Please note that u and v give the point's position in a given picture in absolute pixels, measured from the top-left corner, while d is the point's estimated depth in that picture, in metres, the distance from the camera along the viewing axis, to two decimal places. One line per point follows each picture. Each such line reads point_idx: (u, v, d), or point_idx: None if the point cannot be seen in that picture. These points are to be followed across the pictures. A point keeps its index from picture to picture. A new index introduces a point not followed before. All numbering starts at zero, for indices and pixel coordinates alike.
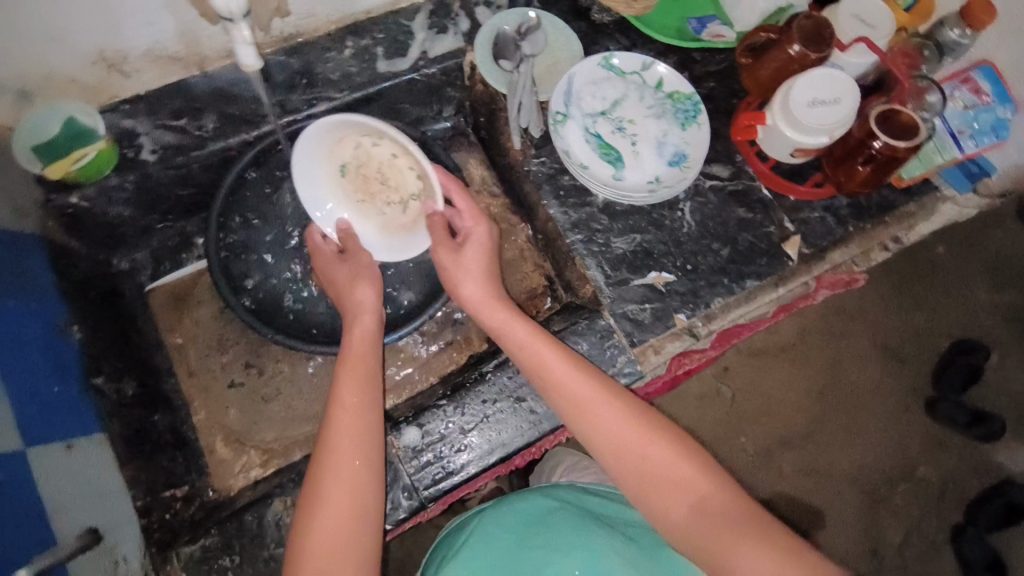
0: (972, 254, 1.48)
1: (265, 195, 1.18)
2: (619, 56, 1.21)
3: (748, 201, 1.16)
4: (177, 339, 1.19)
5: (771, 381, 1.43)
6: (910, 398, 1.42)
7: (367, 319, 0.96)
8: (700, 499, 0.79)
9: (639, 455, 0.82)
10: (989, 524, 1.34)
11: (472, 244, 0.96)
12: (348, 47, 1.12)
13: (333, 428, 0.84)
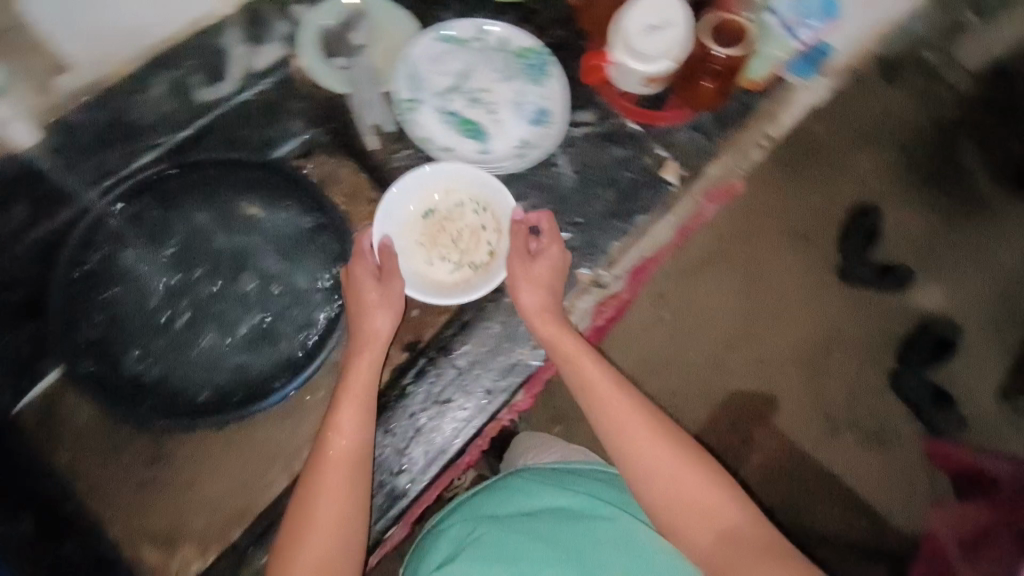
0: (847, 123, 1.38)
1: (100, 266, 0.90)
2: (451, 23, 0.95)
3: (618, 139, 0.99)
4: (66, 454, 0.89)
5: (709, 292, 1.28)
6: (823, 273, 1.31)
7: (386, 322, 0.80)
8: (730, 523, 0.63)
9: (663, 470, 0.66)
10: (923, 360, 1.27)
11: (541, 258, 0.84)
12: (157, 84, 0.90)
13: (327, 468, 0.69)
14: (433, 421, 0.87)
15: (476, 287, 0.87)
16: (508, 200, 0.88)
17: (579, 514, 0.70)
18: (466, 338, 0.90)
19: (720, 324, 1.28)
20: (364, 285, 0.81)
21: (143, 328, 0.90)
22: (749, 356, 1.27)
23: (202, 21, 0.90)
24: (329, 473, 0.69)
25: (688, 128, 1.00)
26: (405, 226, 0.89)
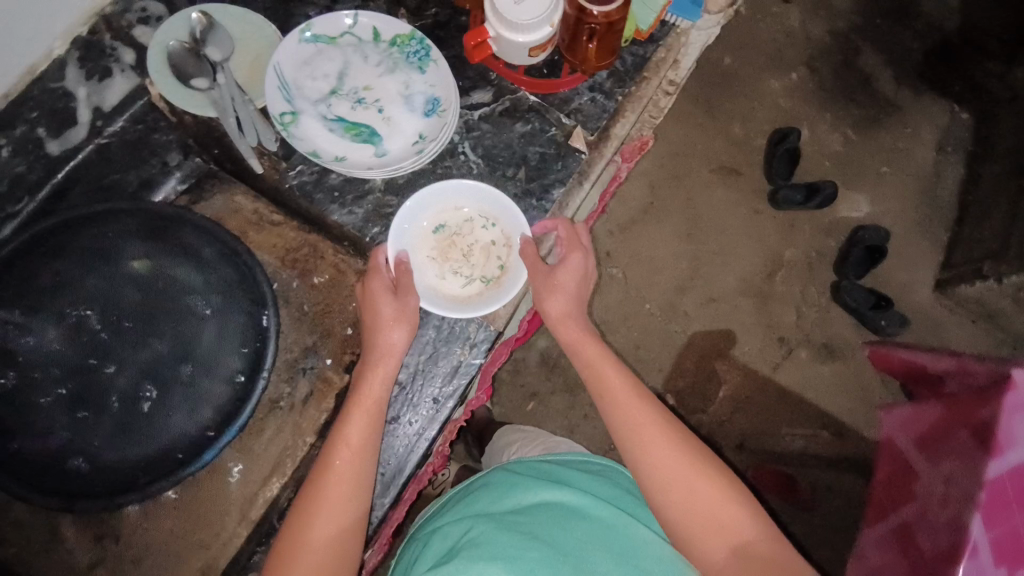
0: (750, 50, 1.40)
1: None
2: (317, 20, 0.88)
3: (519, 114, 0.96)
4: (8, 551, 0.83)
5: (649, 242, 1.31)
6: (751, 203, 1.33)
7: (400, 337, 0.79)
8: (746, 539, 0.63)
9: (685, 486, 0.66)
10: (858, 272, 1.30)
11: (562, 266, 0.83)
12: (0, 144, 0.81)
13: (334, 468, 0.71)
14: (386, 438, 0.84)
15: (484, 302, 0.85)
16: (516, 215, 0.87)
17: (572, 505, 0.70)
18: None
19: (662, 272, 1.30)
20: (382, 299, 0.80)
21: (50, 415, 0.80)
22: (699, 297, 1.29)
23: (39, 65, 0.82)
24: (335, 471, 0.71)
25: (586, 91, 0.98)
26: (419, 243, 0.88)
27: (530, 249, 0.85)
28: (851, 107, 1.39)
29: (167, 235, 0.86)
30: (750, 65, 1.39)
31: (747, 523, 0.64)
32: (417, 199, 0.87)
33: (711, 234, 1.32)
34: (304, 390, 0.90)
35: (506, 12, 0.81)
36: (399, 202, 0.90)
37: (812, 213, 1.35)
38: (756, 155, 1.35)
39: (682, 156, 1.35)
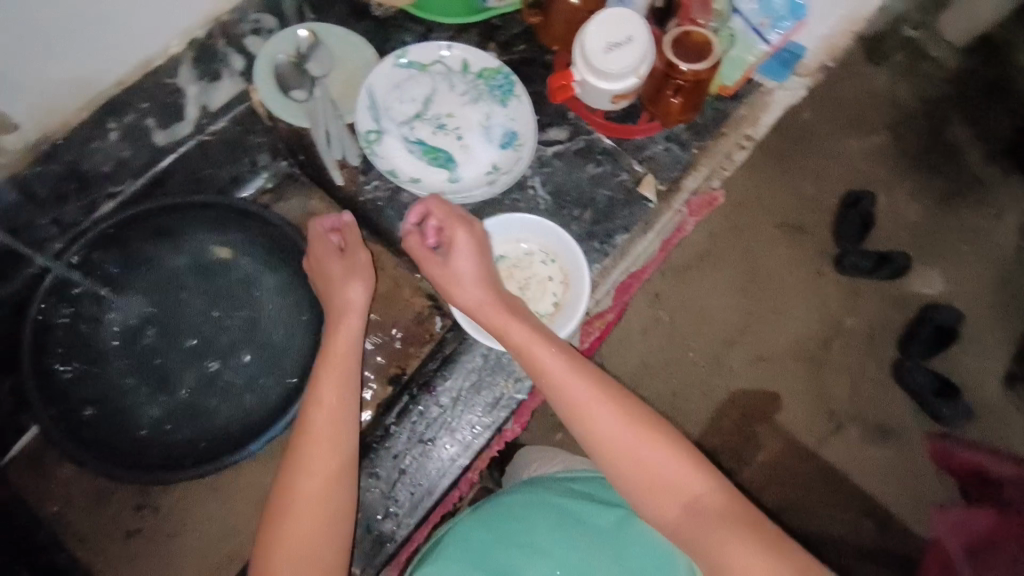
0: (837, 107, 1.35)
1: (72, 325, 0.86)
2: (412, 47, 0.93)
3: (592, 154, 0.97)
4: (52, 506, 0.88)
5: (703, 293, 1.27)
6: (816, 262, 1.29)
7: (359, 293, 0.80)
8: (698, 496, 0.61)
9: (630, 458, 0.63)
10: (924, 352, 1.23)
11: (458, 247, 0.81)
12: (112, 130, 0.88)
13: (311, 423, 0.70)
14: (418, 460, 0.85)
15: None
16: (578, 255, 0.90)
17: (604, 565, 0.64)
18: (447, 374, 0.88)
19: (712, 323, 1.26)
20: (348, 266, 0.82)
21: (118, 386, 0.86)
22: (747, 354, 1.24)
23: (155, 59, 0.87)
24: (316, 426, 0.70)
25: (663, 138, 0.97)
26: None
27: (412, 239, 0.83)
28: (936, 178, 1.32)
29: (246, 229, 0.91)
30: (833, 122, 1.34)
31: (694, 478, 0.62)
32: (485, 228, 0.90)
33: (768, 289, 1.28)
34: None
35: (599, 64, 0.83)
36: None
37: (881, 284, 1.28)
38: (826, 216, 1.31)
39: (747, 211, 1.31)
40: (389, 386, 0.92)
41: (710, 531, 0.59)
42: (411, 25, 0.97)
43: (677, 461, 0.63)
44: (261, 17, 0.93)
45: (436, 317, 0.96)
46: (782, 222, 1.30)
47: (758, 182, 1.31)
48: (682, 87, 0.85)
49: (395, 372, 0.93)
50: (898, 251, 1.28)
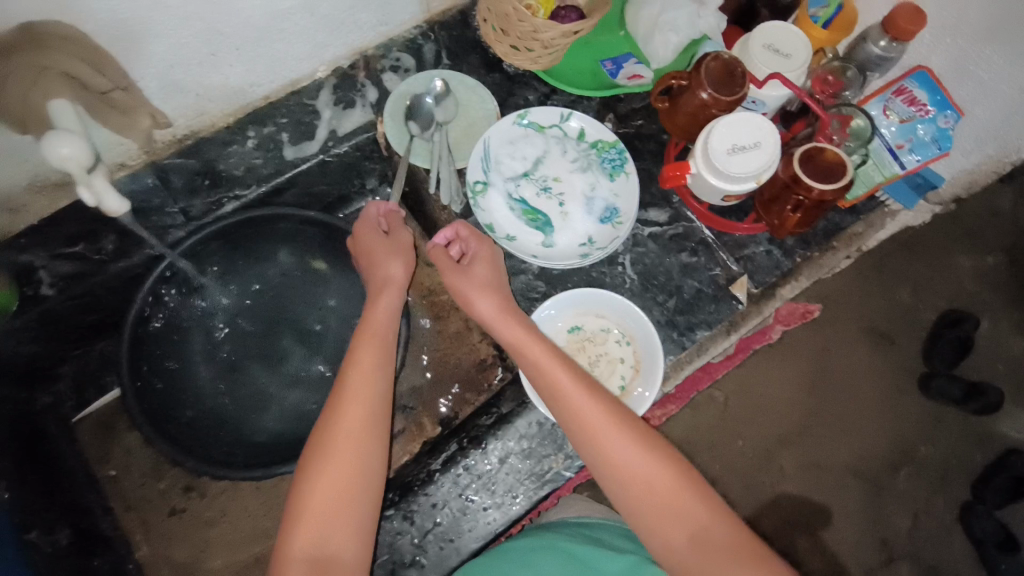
0: (957, 225, 1.20)
1: (175, 308, 0.92)
2: (535, 110, 0.96)
3: (687, 244, 0.96)
4: (110, 471, 0.95)
5: (762, 377, 1.17)
6: (899, 378, 1.17)
7: (398, 273, 0.81)
8: (706, 529, 0.61)
9: (638, 480, 0.64)
10: (999, 499, 1.10)
11: (477, 260, 0.82)
12: (251, 137, 0.96)
13: (348, 391, 0.70)
14: (454, 513, 0.84)
15: None
16: (655, 343, 0.88)
17: None
18: (499, 435, 0.87)
19: (769, 416, 1.15)
20: (379, 247, 0.82)
21: (205, 376, 0.94)
22: (802, 458, 1.14)
23: (301, 81, 0.98)
24: (351, 393, 0.69)
25: (766, 240, 0.95)
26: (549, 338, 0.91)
27: (437, 251, 0.84)
28: None
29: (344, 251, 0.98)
30: (951, 239, 1.20)
31: (701, 509, 0.63)
32: (566, 295, 0.91)
33: (841, 395, 1.16)
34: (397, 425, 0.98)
35: (720, 166, 0.81)
36: (545, 290, 0.93)
37: (966, 418, 1.16)
38: (920, 332, 1.18)
39: (838, 309, 1.18)
40: (438, 426, 1.00)
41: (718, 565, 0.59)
42: (535, 86, 1.02)
43: (685, 491, 0.63)
44: (400, 56, 1.03)
45: (497, 368, 1.01)
46: (869, 326, 1.18)
47: (855, 283, 1.19)
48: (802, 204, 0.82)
49: (446, 414, 1.00)
50: (992, 386, 1.15)
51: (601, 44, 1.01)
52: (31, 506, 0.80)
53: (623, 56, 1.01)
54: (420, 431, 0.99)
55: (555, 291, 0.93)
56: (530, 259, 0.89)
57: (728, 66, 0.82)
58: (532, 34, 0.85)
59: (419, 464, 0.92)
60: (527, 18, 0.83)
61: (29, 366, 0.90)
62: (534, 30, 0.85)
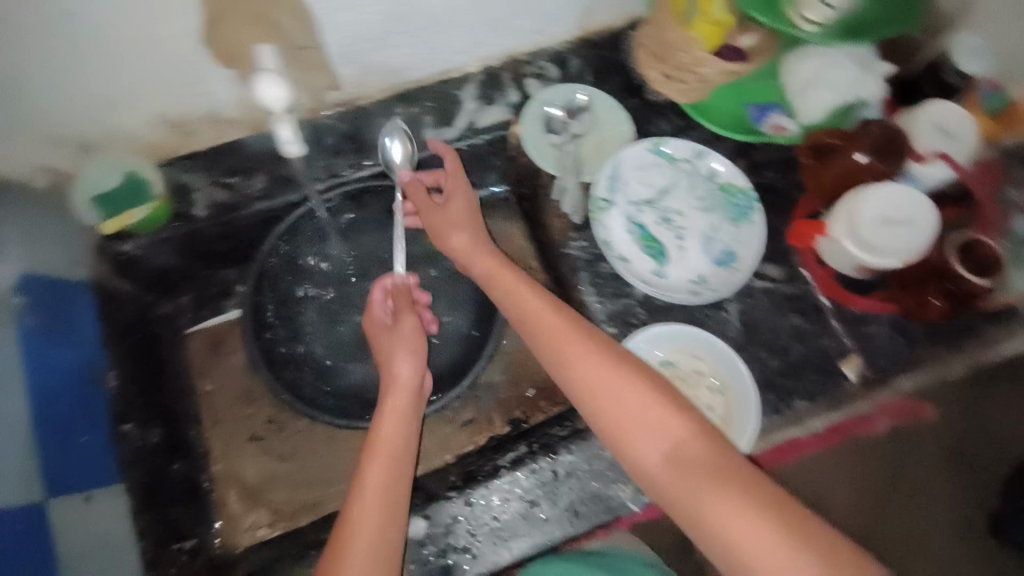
0: None
1: (301, 259, 1.04)
2: (671, 141, 0.97)
3: (803, 306, 0.96)
4: (207, 386, 1.02)
5: (836, 473, 1.03)
6: (970, 514, 1.03)
7: (408, 372, 0.83)
8: (682, 447, 0.68)
9: (619, 412, 0.72)
10: None
11: (454, 200, 0.93)
12: (397, 115, 1.01)
13: (378, 435, 0.79)
14: (515, 514, 0.85)
15: None
16: (751, 400, 0.88)
17: None
18: (572, 447, 0.88)
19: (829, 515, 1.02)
20: (394, 342, 0.86)
21: (312, 324, 1.04)
22: None
23: (450, 72, 1.02)
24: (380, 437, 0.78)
25: (886, 321, 0.95)
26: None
27: (414, 186, 0.95)
28: None
29: None
30: None
31: (679, 429, 0.70)
32: (668, 329, 0.92)
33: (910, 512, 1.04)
34: (469, 416, 1.05)
35: (875, 232, 0.82)
36: (646, 318, 0.94)
37: None
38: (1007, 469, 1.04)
39: (942, 421, 1.03)
40: (508, 425, 1.05)
41: (697, 483, 0.66)
42: (671, 119, 1.02)
43: (662, 413, 0.70)
44: (546, 66, 1.05)
45: None
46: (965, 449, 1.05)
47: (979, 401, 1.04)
48: (955, 292, 0.89)
49: (517, 416, 1.06)
50: None
51: (750, 87, 0.98)
52: (133, 400, 0.91)
53: (770, 104, 0.97)
54: (489, 426, 1.05)
55: (654, 321, 0.94)
56: (639, 284, 0.91)
57: (893, 136, 0.88)
58: (692, 66, 0.87)
59: (487, 459, 0.96)
60: (693, 49, 0.85)
61: (159, 276, 0.98)
62: (695, 62, 0.87)
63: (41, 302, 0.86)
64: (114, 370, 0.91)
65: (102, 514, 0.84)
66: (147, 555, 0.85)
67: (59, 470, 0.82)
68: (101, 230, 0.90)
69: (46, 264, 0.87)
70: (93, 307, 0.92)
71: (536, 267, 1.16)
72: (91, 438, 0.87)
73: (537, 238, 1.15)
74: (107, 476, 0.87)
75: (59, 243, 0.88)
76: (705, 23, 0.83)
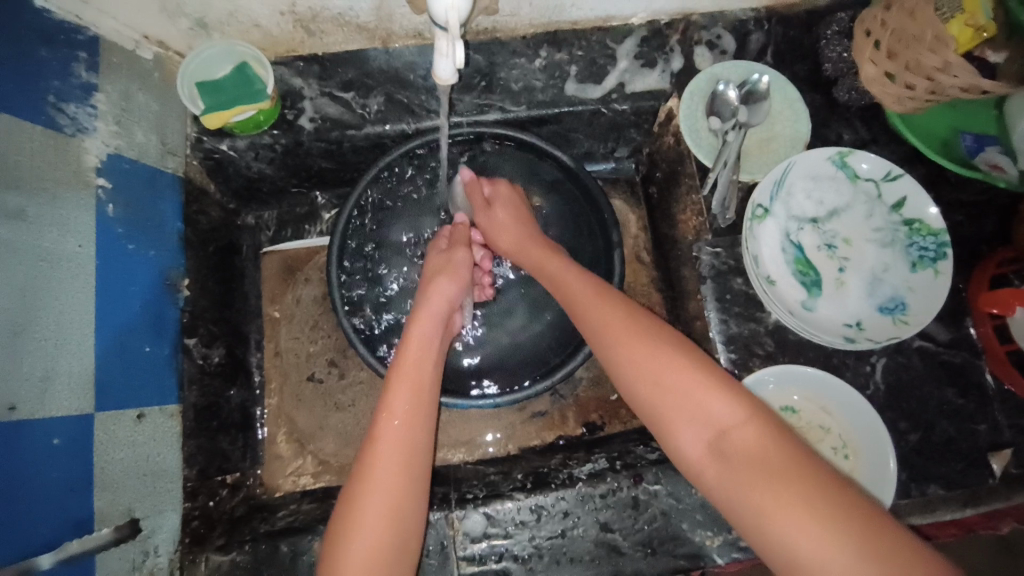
0: None
1: (399, 194, 0.92)
2: (861, 155, 0.81)
3: (961, 382, 0.80)
4: (274, 312, 0.99)
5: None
6: None
7: (441, 302, 0.78)
8: (729, 432, 0.56)
9: (653, 384, 0.60)
10: None
11: (494, 201, 0.86)
12: (540, 57, 0.90)
13: (391, 407, 0.68)
14: (584, 535, 0.75)
15: None
16: (889, 478, 0.74)
17: None
18: (661, 475, 0.77)
19: None
20: (444, 267, 0.82)
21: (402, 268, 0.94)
22: None
23: (613, 20, 0.90)
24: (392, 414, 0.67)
25: None
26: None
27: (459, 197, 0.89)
28: None
29: (577, 221, 0.93)
30: None
31: (725, 409, 0.57)
32: (807, 372, 0.78)
33: None
34: (542, 406, 0.96)
35: None
36: (773, 350, 0.80)
37: None
38: None
39: None
40: (581, 428, 0.95)
41: (742, 477, 0.53)
42: (855, 126, 0.87)
43: (705, 392, 0.58)
44: (723, 35, 0.90)
45: None
46: None
47: None
48: None
49: (593, 420, 0.95)
50: None
51: (974, 111, 0.81)
52: (200, 311, 0.84)
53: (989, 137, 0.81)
54: (561, 423, 0.96)
55: (782, 356, 0.80)
56: (785, 314, 0.77)
57: None
58: (934, 71, 0.70)
59: (558, 463, 0.85)
60: (944, 50, 0.68)
61: (250, 184, 0.93)
62: (941, 67, 0.69)
63: (129, 186, 0.75)
64: (186, 278, 0.82)
65: (155, 436, 0.73)
66: (189, 484, 0.77)
67: (111, 384, 0.68)
68: (205, 121, 0.81)
69: (139, 143, 0.76)
70: (178, 203, 0.83)
71: (648, 260, 1.05)
72: (154, 349, 0.75)
73: (656, 230, 1.03)
74: (166, 396, 0.76)
75: (153, 125, 0.79)
76: (962, 24, 0.70)
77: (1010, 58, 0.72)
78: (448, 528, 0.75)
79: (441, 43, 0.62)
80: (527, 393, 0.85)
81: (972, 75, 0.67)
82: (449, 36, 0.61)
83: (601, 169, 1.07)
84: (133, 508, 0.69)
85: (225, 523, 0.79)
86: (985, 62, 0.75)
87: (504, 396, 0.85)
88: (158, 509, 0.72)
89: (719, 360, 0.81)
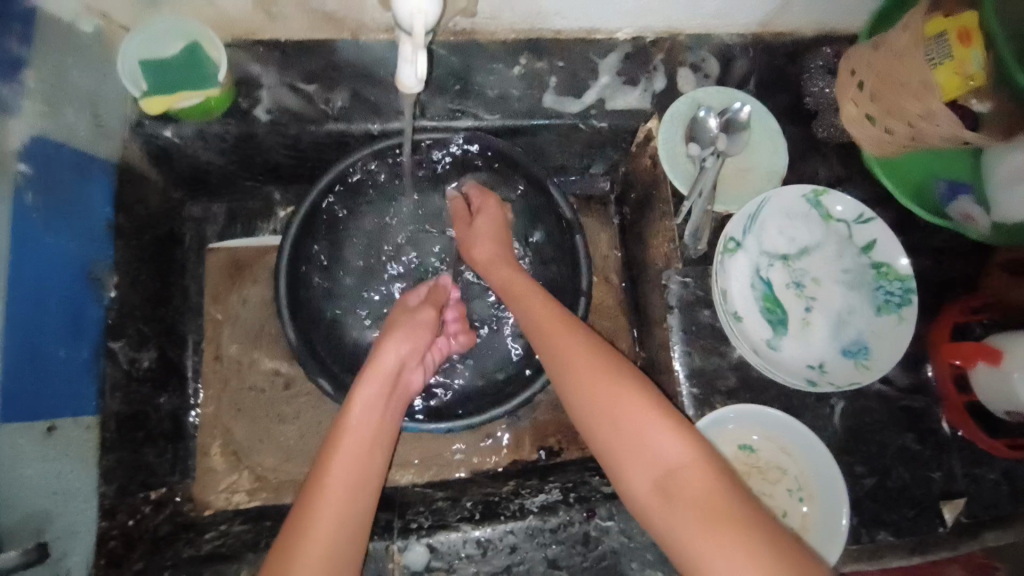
0: None
1: (364, 197, 0.87)
2: (836, 195, 0.80)
3: (918, 428, 0.80)
4: (216, 312, 0.93)
5: None
6: None
7: (393, 357, 0.72)
8: (673, 471, 0.55)
9: (601, 413, 0.60)
10: None
11: (482, 217, 0.85)
12: (519, 65, 0.85)
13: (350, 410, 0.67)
14: (530, 572, 0.72)
15: None
16: (841, 529, 0.73)
17: None
18: (614, 511, 0.75)
19: None
20: (405, 325, 0.77)
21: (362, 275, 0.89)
22: None
23: (598, 34, 0.87)
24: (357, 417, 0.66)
25: (999, 468, 0.79)
26: (717, 445, 0.76)
27: (457, 203, 0.88)
28: None
29: (546, 239, 0.90)
30: None
31: (673, 448, 0.56)
32: (770, 413, 0.76)
33: None
34: (499, 429, 0.93)
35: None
36: (736, 387, 0.79)
37: None
38: None
39: None
40: (537, 452, 0.93)
41: (687, 520, 0.52)
42: (832, 163, 0.86)
43: (658, 431, 0.57)
44: (707, 59, 0.88)
45: None
46: None
47: None
48: None
49: (549, 444, 0.93)
50: None
51: (947, 156, 0.83)
52: (130, 310, 0.77)
53: (963, 184, 0.81)
54: (516, 446, 0.93)
55: (745, 395, 0.79)
56: (749, 351, 0.75)
57: None
58: (917, 118, 0.69)
59: (512, 489, 0.82)
60: (930, 97, 0.67)
61: (198, 172, 0.86)
62: (924, 115, 0.69)
63: (51, 171, 0.67)
64: (115, 275, 0.75)
65: (68, 451, 0.66)
66: (106, 501, 0.70)
67: (19, 390, 0.61)
68: (144, 106, 0.75)
69: (68, 125, 0.69)
70: (111, 192, 0.76)
71: (617, 283, 1.02)
72: (71, 354, 0.68)
73: (626, 251, 1.01)
74: (84, 407, 0.69)
75: (87, 106, 0.72)
76: (952, 72, 0.69)
77: (996, 109, 0.72)
78: (387, 560, 0.71)
79: (406, 48, 0.58)
80: (485, 418, 0.81)
81: (958, 125, 0.66)
82: (414, 42, 0.57)
83: (575, 185, 1.04)
84: (43, 530, 0.62)
85: (147, 543, 0.72)
86: (969, 109, 0.74)
87: (457, 421, 0.81)
88: (70, 530, 0.65)
89: (681, 393, 0.79)
